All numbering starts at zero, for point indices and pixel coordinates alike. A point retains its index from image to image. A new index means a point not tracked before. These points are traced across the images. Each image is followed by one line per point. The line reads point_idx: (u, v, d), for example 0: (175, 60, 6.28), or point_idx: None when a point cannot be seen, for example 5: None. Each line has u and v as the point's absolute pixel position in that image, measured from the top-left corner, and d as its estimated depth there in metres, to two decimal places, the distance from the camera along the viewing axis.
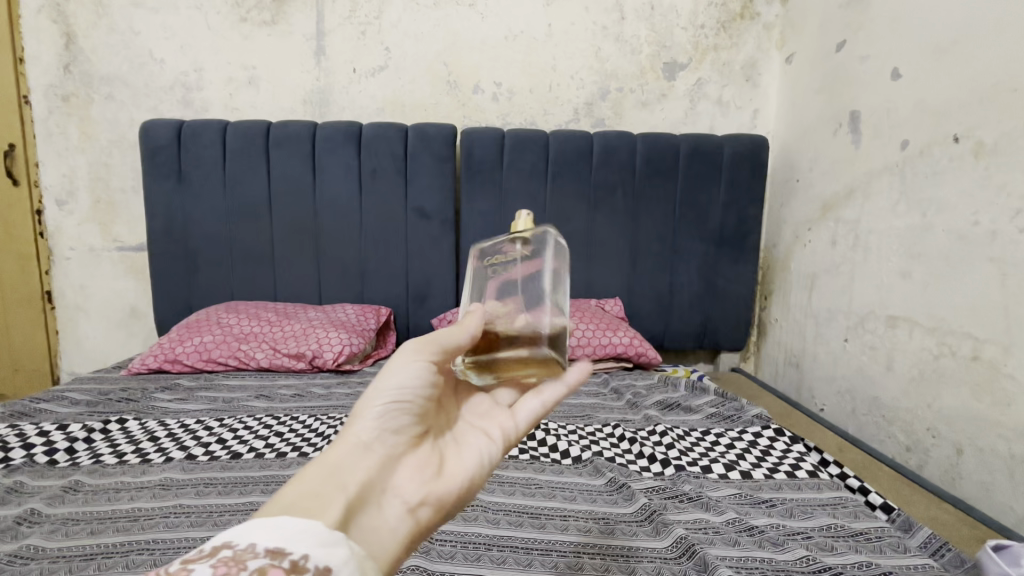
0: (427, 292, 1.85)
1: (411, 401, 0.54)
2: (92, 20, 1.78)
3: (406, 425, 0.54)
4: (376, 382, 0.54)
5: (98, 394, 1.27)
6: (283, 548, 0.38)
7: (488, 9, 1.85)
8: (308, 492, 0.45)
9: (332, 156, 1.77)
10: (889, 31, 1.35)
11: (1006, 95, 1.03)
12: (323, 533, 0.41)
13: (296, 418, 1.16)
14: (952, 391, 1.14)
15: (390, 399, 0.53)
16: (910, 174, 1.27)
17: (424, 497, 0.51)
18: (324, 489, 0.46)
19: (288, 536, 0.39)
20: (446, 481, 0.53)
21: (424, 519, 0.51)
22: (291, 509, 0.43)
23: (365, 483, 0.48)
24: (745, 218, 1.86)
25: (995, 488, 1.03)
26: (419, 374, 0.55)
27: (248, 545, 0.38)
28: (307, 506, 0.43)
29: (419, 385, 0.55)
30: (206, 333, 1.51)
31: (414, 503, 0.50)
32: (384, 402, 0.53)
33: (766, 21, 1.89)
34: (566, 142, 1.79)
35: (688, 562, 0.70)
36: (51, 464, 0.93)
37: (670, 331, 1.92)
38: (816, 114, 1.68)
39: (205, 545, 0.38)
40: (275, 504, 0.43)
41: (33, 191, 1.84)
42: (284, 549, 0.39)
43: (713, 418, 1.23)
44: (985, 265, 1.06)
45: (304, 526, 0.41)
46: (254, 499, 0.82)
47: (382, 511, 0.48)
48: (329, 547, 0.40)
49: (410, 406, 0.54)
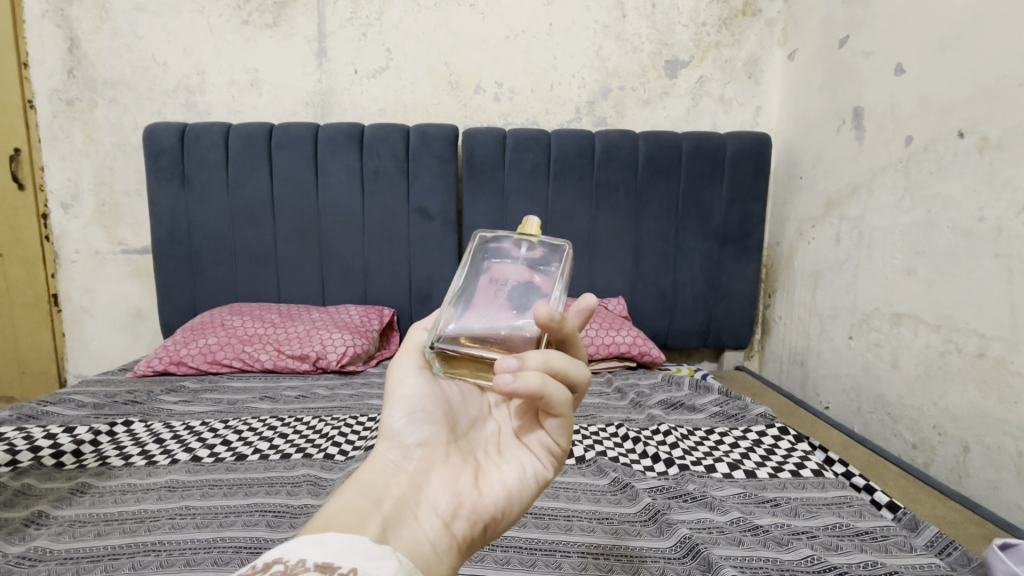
0: (430, 292, 1.85)
1: (432, 410, 0.54)
2: (96, 25, 1.79)
3: (432, 437, 0.53)
4: (392, 397, 0.54)
5: (105, 397, 1.28)
6: (330, 564, 0.38)
7: (488, 9, 1.85)
8: (347, 507, 0.46)
9: (334, 157, 1.78)
10: (892, 26, 1.34)
11: (1011, 89, 1.02)
12: (368, 548, 0.41)
13: (300, 420, 1.16)
14: (958, 388, 1.13)
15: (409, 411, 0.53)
16: (914, 170, 1.26)
17: (461, 509, 0.49)
18: (361, 505, 0.46)
19: (336, 551, 0.39)
20: (485, 490, 0.51)
21: (465, 530, 0.48)
22: (334, 526, 0.43)
23: (396, 498, 0.48)
24: (748, 216, 1.85)
25: (1002, 486, 1.02)
26: (434, 385, 0.55)
27: (298, 560, 0.38)
28: (345, 522, 0.44)
29: (432, 394, 0.54)
30: (211, 335, 1.52)
31: (449, 512, 0.48)
32: (403, 414, 0.53)
33: (768, 18, 1.88)
34: (568, 141, 1.79)
35: (692, 562, 0.70)
36: (58, 466, 0.94)
37: (674, 329, 1.92)
38: (819, 111, 1.67)
39: (256, 562, 0.38)
40: (315, 521, 0.44)
41: (38, 194, 1.86)
42: (333, 563, 0.38)
43: (717, 417, 1.22)
44: (990, 262, 1.06)
45: (350, 542, 0.40)
46: (260, 500, 0.83)
47: (416, 524, 0.47)
48: (377, 561, 0.40)
49: (431, 417, 0.53)
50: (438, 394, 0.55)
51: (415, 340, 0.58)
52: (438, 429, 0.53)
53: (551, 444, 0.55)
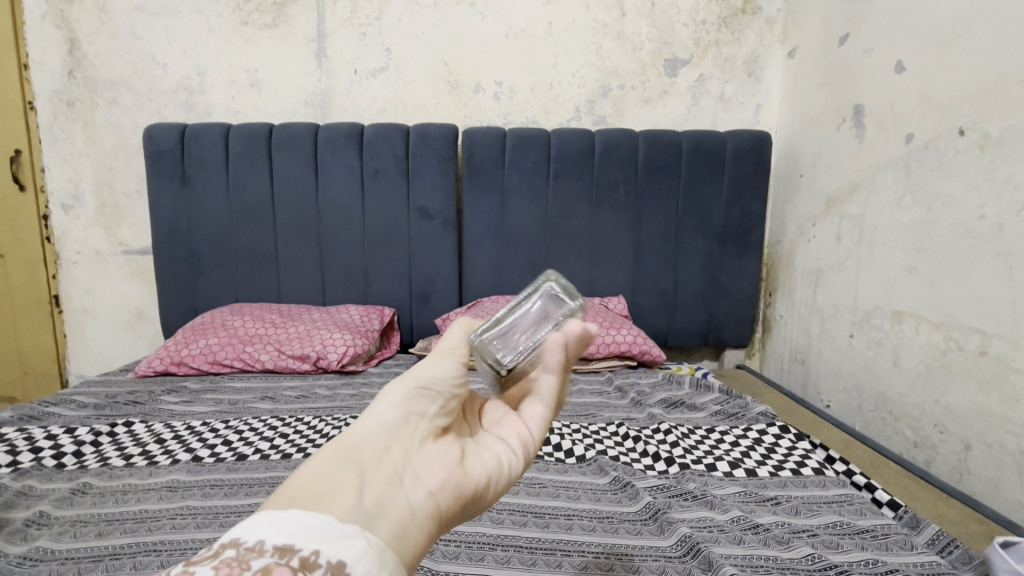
0: (430, 291, 1.85)
1: (436, 385, 0.51)
2: (96, 26, 1.79)
3: (431, 414, 0.50)
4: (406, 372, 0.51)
5: (105, 397, 1.28)
6: (288, 544, 0.36)
7: (488, 8, 1.85)
8: (325, 476, 0.43)
9: (334, 157, 1.78)
10: (893, 23, 1.34)
11: (1012, 87, 1.02)
12: (337, 525, 0.39)
13: (301, 420, 1.16)
14: (959, 386, 1.13)
15: (421, 385, 0.50)
16: (915, 167, 1.26)
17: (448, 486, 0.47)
18: (345, 473, 0.43)
19: (298, 531, 0.38)
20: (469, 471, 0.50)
21: (447, 505, 0.47)
22: (302, 498, 0.41)
23: (383, 467, 0.45)
24: (749, 214, 1.85)
25: (1004, 484, 1.02)
26: (450, 364, 0.52)
27: (255, 543, 0.36)
28: (322, 494, 0.41)
29: (450, 373, 0.52)
30: (211, 335, 1.52)
31: (436, 486, 0.46)
32: (409, 385, 0.49)
33: (768, 16, 1.88)
34: (567, 140, 1.79)
35: (692, 561, 0.70)
36: (59, 466, 0.94)
37: (674, 328, 1.92)
38: (819, 109, 1.67)
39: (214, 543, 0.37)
40: (283, 491, 0.41)
41: (39, 196, 1.86)
42: (293, 546, 0.36)
43: (718, 416, 1.22)
44: (991, 259, 1.05)
45: (317, 521, 0.38)
46: (259, 500, 0.83)
47: (400, 494, 0.44)
48: (344, 540, 0.38)
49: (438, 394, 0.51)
50: (454, 379, 0.52)
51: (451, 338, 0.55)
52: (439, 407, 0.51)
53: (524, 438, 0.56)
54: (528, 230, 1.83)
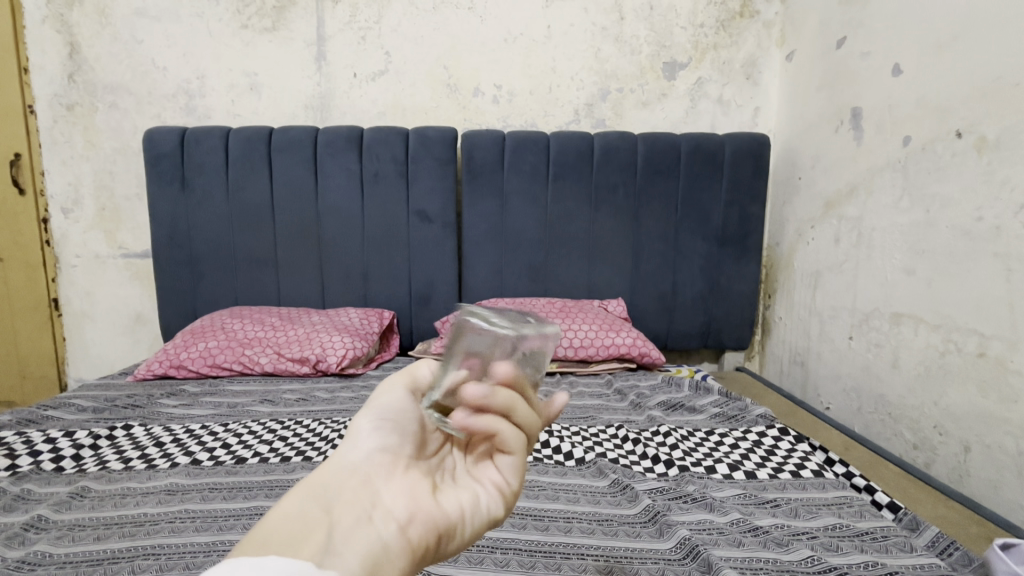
0: (430, 294, 1.85)
1: (393, 407, 0.50)
2: (96, 30, 1.80)
3: (397, 443, 0.48)
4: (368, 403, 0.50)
5: (105, 401, 1.28)
6: None
7: (487, 12, 1.86)
8: (296, 520, 0.41)
9: (333, 160, 1.78)
10: (890, 27, 1.34)
11: (1009, 89, 1.03)
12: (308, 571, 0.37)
13: (300, 423, 1.16)
14: (959, 388, 1.13)
15: (378, 419, 0.48)
16: (913, 170, 1.26)
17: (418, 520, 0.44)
18: (313, 518, 0.41)
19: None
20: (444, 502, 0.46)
21: (421, 539, 0.44)
22: (275, 547, 0.39)
23: (350, 503, 0.43)
24: (748, 217, 1.85)
25: (1003, 485, 1.02)
26: (404, 395, 0.50)
27: None
28: (288, 540, 0.39)
29: (407, 407, 0.50)
30: (210, 338, 1.52)
31: (406, 517, 0.43)
32: (369, 419, 0.48)
33: (766, 19, 1.89)
34: (567, 143, 1.80)
35: (692, 563, 0.70)
36: (58, 470, 0.94)
37: (674, 330, 1.92)
38: (817, 111, 1.67)
39: None
40: (253, 540, 0.40)
41: (39, 200, 1.86)
42: None
43: (717, 418, 1.22)
44: (989, 261, 1.06)
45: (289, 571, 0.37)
46: (259, 503, 0.82)
47: (368, 527, 0.42)
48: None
49: (401, 425, 0.49)
50: (415, 412, 0.50)
51: (418, 369, 0.53)
52: (406, 437, 0.48)
53: (503, 480, 0.50)
54: (528, 232, 1.84)
